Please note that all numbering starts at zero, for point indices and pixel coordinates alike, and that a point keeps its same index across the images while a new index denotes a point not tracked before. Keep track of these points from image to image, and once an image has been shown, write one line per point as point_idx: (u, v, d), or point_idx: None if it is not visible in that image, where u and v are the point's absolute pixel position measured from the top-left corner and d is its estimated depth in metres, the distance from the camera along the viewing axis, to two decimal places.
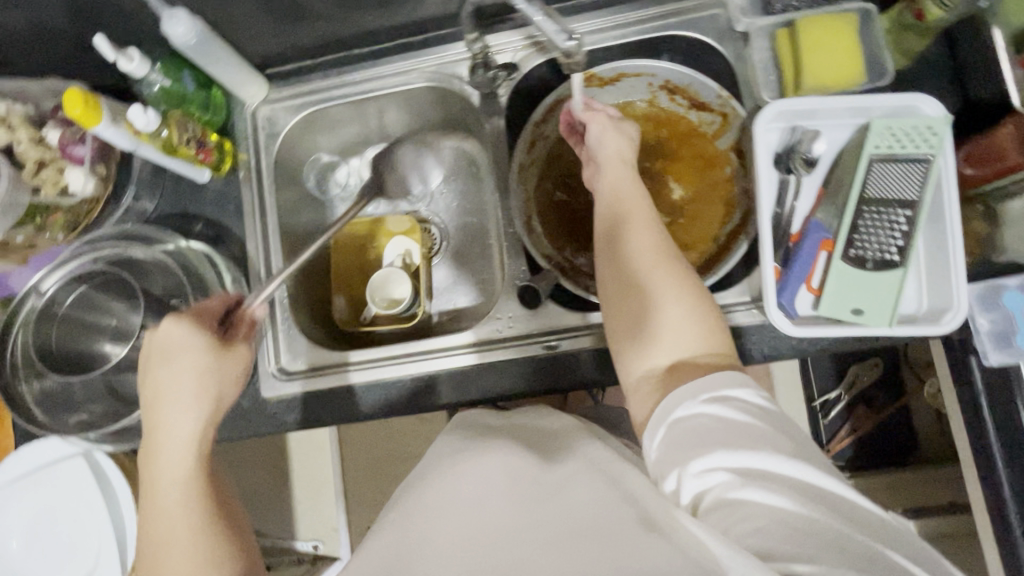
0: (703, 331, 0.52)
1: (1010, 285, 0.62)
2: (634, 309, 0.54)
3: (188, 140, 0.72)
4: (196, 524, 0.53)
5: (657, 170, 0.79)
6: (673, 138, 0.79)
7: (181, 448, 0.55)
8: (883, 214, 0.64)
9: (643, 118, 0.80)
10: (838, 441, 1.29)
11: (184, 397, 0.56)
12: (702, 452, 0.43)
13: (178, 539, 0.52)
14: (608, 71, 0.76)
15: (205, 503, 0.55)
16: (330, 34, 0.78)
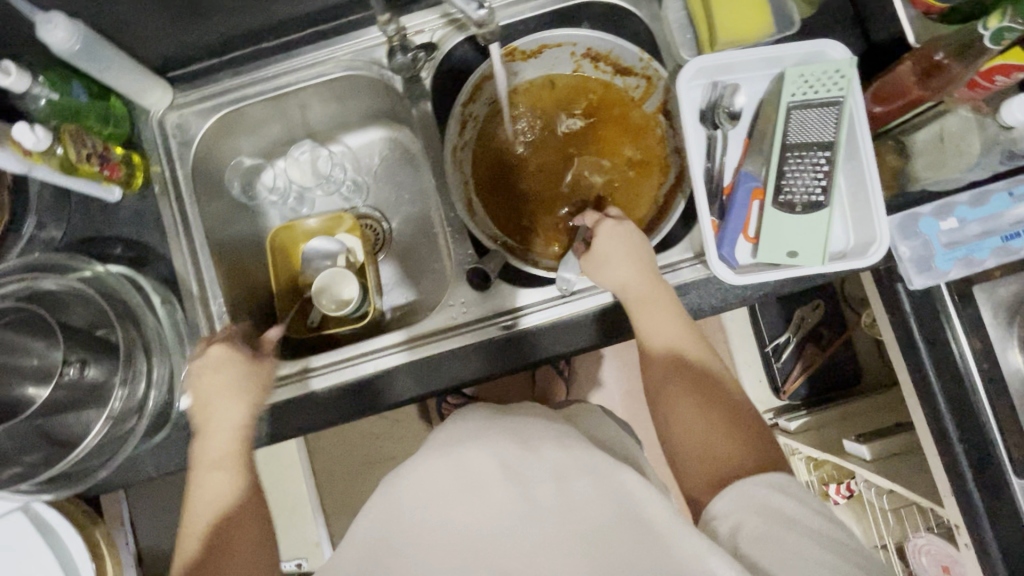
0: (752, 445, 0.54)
1: (925, 212, 0.66)
2: (684, 414, 0.58)
3: (89, 156, 0.66)
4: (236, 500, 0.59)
5: (591, 139, 0.79)
6: (602, 106, 0.79)
7: (226, 436, 0.63)
8: (805, 158, 0.66)
9: (571, 89, 0.80)
10: (792, 381, 1.34)
11: (230, 402, 0.63)
12: (756, 506, 0.46)
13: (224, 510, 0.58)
14: (529, 44, 0.74)
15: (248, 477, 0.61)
16: (235, 29, 0.73)
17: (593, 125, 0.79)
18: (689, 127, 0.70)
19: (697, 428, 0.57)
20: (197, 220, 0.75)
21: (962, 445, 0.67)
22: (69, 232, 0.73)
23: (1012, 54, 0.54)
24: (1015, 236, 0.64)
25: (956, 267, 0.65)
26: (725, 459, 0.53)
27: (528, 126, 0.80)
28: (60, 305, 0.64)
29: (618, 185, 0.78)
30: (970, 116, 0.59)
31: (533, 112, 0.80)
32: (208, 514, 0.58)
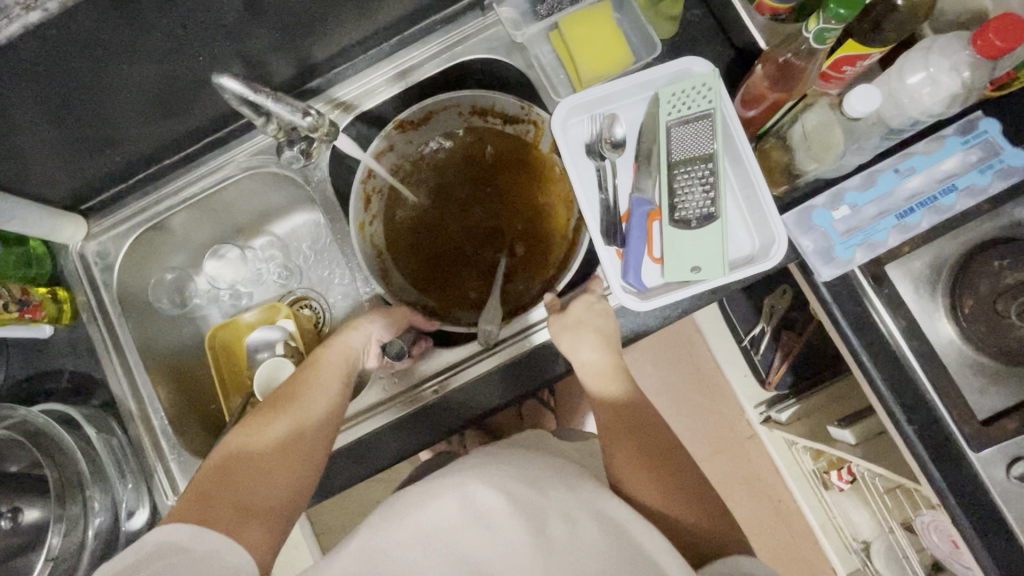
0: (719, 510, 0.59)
1: (819, 204, 0.66)
2: (663, 493, 0.58)
3: (5, 305, 0.69)
4: (290, 452, 0.60)
5: (499, 193, 0.83)
6: (502, 159, 0.83)
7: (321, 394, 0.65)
8: (690, 173, 0.66)
9: (470, 146, 0.83)
10: (775, 372, 1.28)
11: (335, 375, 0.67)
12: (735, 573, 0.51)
13: (273, 451, 0.59)
14: (414, 114, 0.77)
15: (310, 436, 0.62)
16: (136, 154, 0.77)
17: (497, 179, 0.83)
18: (575, 164, 0.71)
19: (676, 506, 0.58)
20: (130, 341, 0.78)
21: (912, 428, 0.65)
22: (10, 374, 0.75)
23: (848, 46, 0.54)
24: (910, 212, 0.63)
25: (861, 251, 0.64)
26: (698, 541, 0.56)
27: (438, 190, 0.84)
28: (2, 454, 0.66)
29: (527, 230, 0.82)
30: (826, 109, 0.59)
31: (439, 175, 0.84)
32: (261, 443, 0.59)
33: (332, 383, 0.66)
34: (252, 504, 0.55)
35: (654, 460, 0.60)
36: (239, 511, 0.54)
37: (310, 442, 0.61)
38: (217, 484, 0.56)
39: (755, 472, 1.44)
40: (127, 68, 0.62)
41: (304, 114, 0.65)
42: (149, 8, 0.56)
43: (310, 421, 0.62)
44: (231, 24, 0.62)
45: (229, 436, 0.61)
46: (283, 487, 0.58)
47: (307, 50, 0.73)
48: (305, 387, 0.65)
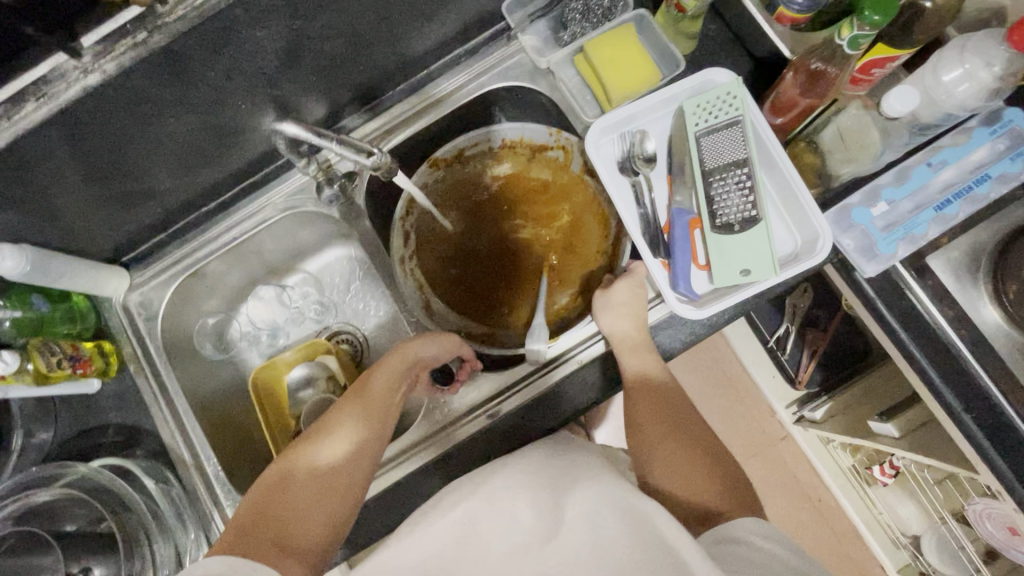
0: (729, 480, 0.59)
1: (855, 201, 0.67)
2: (671, 471, 0.60)
3: (59, 361, 0.69)
4: (332, 483, 0.59)
5: (532, 217, 0.85)
6: (527, 182, 0.85)
7: (367, 425, 0.64)
8: (726, 179, 0.68)
9: (495, 171, 0.85)
10: (805, 370, 1.27)
11: (382, 403, 0.66)
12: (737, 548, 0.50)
13: (316, 481, 0.58)
14: (448, 152, 0.80)
15: (355, 469, 0.60)
16: (175, 203, 0.78)
17: (524, 201, 0.86)
18: (611, 182, 0.73)
19: (678, 471, 0.60)
20: (178, 388, 0.77)
21: (971, 415, 0.65)
22: (59, 432, 0.75)
23: (877, 50, 0.57)
24: (947, 203, 0.64)
25: (903, 246, 0.65)
26: (699, 503, 0.58)
27: (467, 217, 0.85)
28: (57, 513, 0.67)
29: (559, 248, 0.83)
30: (859, 110, 0.63)
31: (467, 203, 0.85)
32: (303, 471, 0.59)
33: (374, 415, 0.65)
34: (289, 540, 0.54)
35: (665, 429, 0.63)
36: (275, 545, 0.53)
37: (350, 478, 0.60)
38: (255, 517, 0.55)
39: (792, 473, 1.43)
40: (173, 121, 0.63)
41: (367, 154, 0.67)
42: (199, 62, 0.57)
43: (349, 456, 0.61)
44: (272, 71, 0.64)
45: (265, 471, 0.60)
46: (322, 524, 0.56)
47: (340, 91, 0.75)
48: (346, 420, 0.64)
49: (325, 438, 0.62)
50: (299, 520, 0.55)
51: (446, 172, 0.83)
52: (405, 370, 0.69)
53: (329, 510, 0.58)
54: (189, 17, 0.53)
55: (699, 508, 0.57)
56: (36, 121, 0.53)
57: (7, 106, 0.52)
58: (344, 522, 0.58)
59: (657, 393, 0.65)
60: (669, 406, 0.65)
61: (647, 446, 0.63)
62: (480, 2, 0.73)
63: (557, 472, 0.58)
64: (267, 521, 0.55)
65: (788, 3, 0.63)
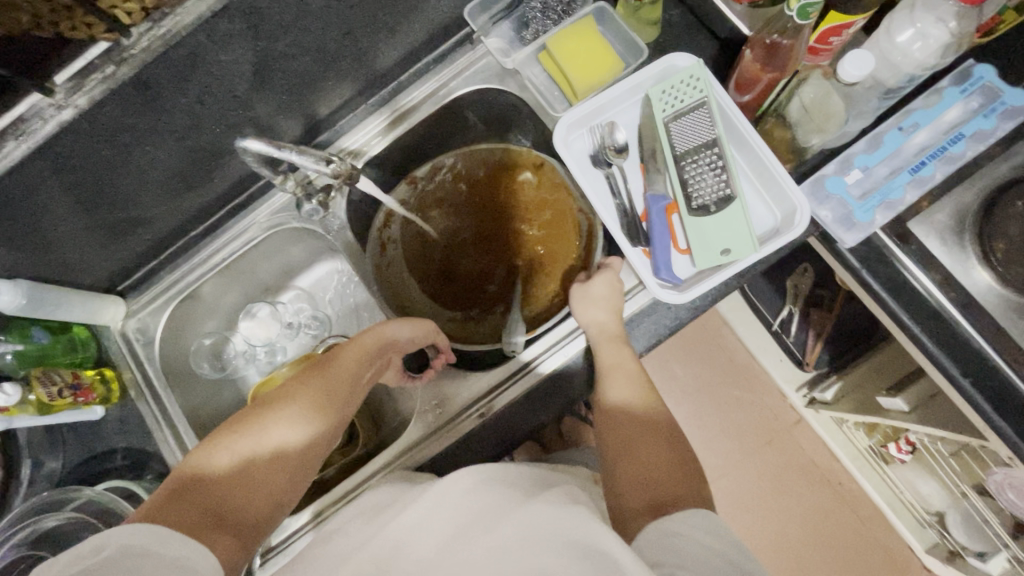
0: (694, 491, 0.54)
1: (829, 172, 0.67)
2: (627, 448, 0.58)
3: (60, 390, 0.71)
4: (282, 460, 0.56)
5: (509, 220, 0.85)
6: (507, 183, 0.85)
7: (328, 403, 0.62)
8: (697, 161, 0.68)
9: (474, 174, 0.86)
10: (811, 352, 1.27)
11: (346, 383, 0.64)
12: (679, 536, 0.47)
13: (265, 455, 0.56)
14: (426, 172, 0.85)
15: (307, 449, 0.59)
16: (163, 229, 0.80)
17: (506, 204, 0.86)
18: (585, 175, 0.73)
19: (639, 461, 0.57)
20: (178, 409, 0.79)
21: (969, 379, 0.64)
22: (67, 460, 0.77)
23: (830, 18, 0.56)
24: (922, 165, 0.63)
25: (880, 213, 0.64)
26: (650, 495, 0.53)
27: (451, 222, 0.86)
28: (65, 538, 0.68)
29: (542, 246, 0.84)
30: (821, 80, 0.62)
31: (450, 209, 0.87)
32: (252, 444, 0.56)
33: (337, 395, 0.63)
34: (227, 514, 0.52)
35: (631, 417, 0.61)
36: (213, 519, 0.50)
37: (302, 458, 0.58)
38: (192, 485, 0.52)
39: (809, 458, 1.40)
40: (151, 149, 0.66)
41: (328, 161, 0.68)
42: (168, 90, 0.59)
43: (304, 436, 0.58)
44: (242, 93, 0.66)
45: (210, 435, 0.57)
46: (264, 501, 0.55)
47: (313, 107, 0.77)
48: (307, 395, 0.61)
49: (283, 410, 0.59)
50: (242, 495, 0.53)
51: (429, 184, 0.86)
52: (375, 353, 0.68)
53: (271, 487, 0.55)
54: (153, 47, 0.55)
55: (650, 499, 0.53)
56: (17, 158, 0.56)
57: None
58: (284, 502, 0.57)
59: (633, 381, 0.64)
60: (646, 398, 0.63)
61: (616, 434, 0.60)
62: (441, 9, 0.75)
63: (524, 479, 0.58)
64: (206, 491, 0.52)
65: None
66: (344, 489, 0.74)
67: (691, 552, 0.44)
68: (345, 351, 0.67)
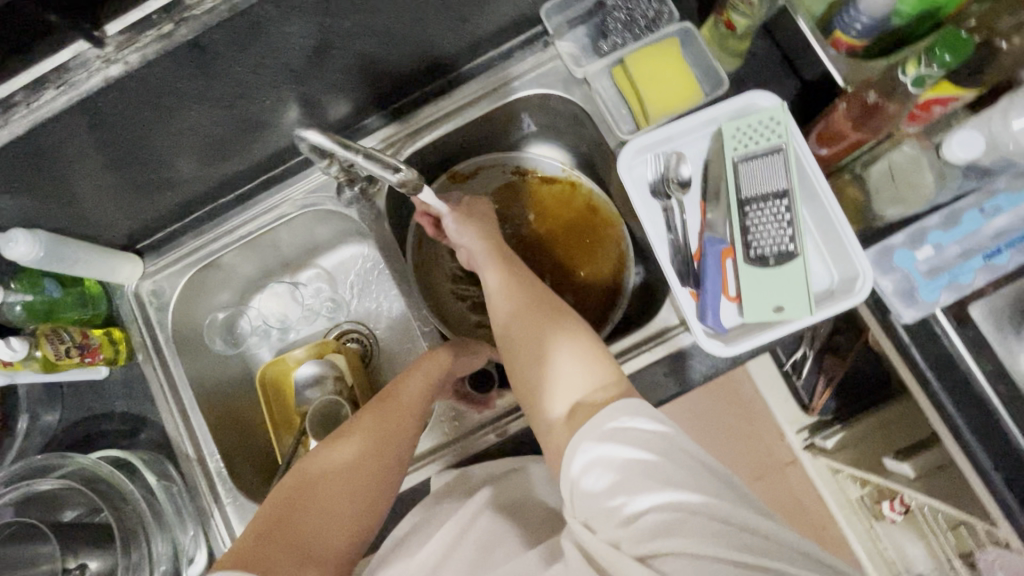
0: (603, 364, 0.53)
1: (899, 243, 0.64)
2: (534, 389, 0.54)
3: (68, 349, 0.68)
4: (362, 489, 0.55)
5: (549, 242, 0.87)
6: (557, 202, 0.87)
7: (404, 430, 0.60)
8: (764, 210, 0.65)
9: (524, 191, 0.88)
10: (820, 398, 1.26)
11: (421, 410, 0.62)
12: (637, 491, 0.42)
13: (347, 485, 0.55)
14: (488, 160, 0.86)
15: (387, 477, 0.57)
16: (191, 193, 0.76)
17: (571, 225, 0.87)
18: (641, 204, 0.70)
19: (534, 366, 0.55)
20: (184, 380, 0.76)
21: (1000, 475, 0.63)
22: (65, 416, 0.75)
23: (940, 88, 0.53)
24: (998, 252, 0.61)
25: (946, 293, 0.62)
26: (567, 400, 0.52)
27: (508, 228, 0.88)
28: (59, 501, 0.67)
29: (591, 268, 0.85)
30: (915, 148, 0.59)
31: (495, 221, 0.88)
32: (334, 475, 0.55)
33: (405, 415, 0.61)
34: (316, 551, 0.51)
35: (524, 345, 0.57)
36: (301, 556, 0.50)
37: (378, 484, 0.56)
38: (275, 526, 0.51)
39: (795, 497, 1.40)
40: (194, 114, 0.61)
41: (392, 169, 0.61)
42: (225, 57, 0.55)
43: (379, 462, 0.57)
44: (299, 68, 0.62)
45: (288, 471, 0.56)
46: (347, 536, 0.53)
47: (366, 89, 0.72)
48: (375, 421, 0.60)
49: (359, 440, 0.58)
50: (327, 528, 0.52)
51: (500, 182, 0.88)
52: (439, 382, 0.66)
53: (353, 518, 0.54)
54: (217, 11, 0.50)
55: (569, 401, 0.52)
56: (56, 109, 0.52)
57: (26, 94, 0.51)
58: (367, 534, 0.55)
59: (519, 317, 0.60)
60: (532, 298, 0.61)
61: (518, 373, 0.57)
62: (517, 3, 0.70)
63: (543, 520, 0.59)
64: (292, 525, 0.52)
65: (844, 28, 0.61)
66: None
67: (668, 515, 0.41)
68: (409, 373, 0.65)
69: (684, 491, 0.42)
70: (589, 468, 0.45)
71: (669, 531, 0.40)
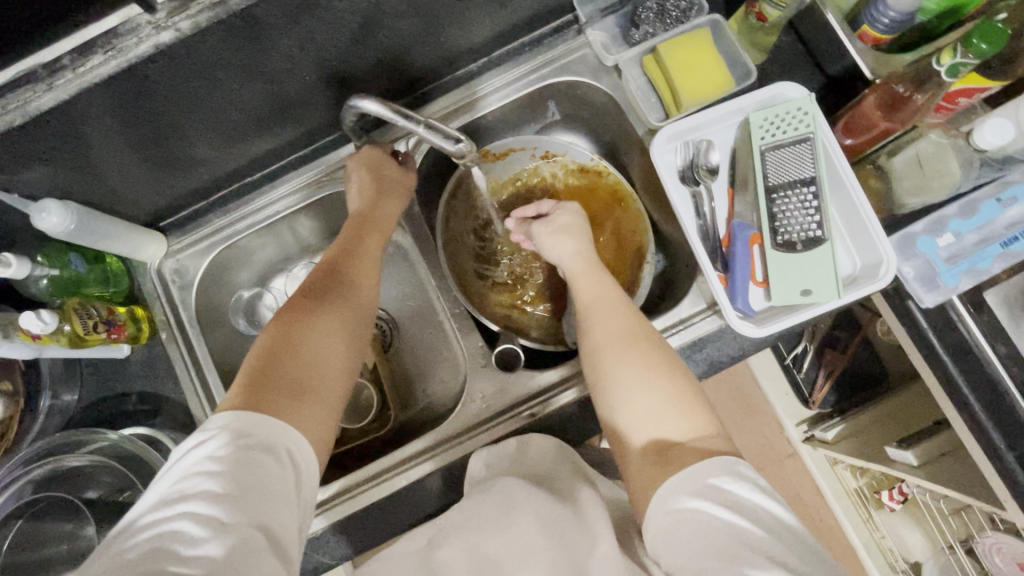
0: (698, 406, 0.56)
1: (919, 231, 0.66)
2: (626, 398, 0.57)
3: (94, 325, 0.66)
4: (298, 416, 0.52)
5: None
6: (585, 191, 0.89)
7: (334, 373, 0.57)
8: (792, 197, 0.68)
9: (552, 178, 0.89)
10: (819, 391, 1.32)
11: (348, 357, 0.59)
12: (723, 551, 0.45)
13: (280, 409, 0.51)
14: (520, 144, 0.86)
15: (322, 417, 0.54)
16: (220, 171, 0.76)
17: (596, 213, 0.88)
18: (671, 190, 0.72)
19: (626, 399, 0.56)
20: (209, 360, 0.75)
21: (1012, 454, 0.65)
22: (84, 395, 0.73)
23: (969, 79, 0.56)
24: (1013, 240, 0.64)
25: (967, 278, 0.64)
26: (656, 441, 0.54)
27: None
28: (82, 481, 0.66)
29: (615, 256, 0.87)
30: (940, 137, 0.62)
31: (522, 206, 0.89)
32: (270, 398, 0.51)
33: (364, 290, 0.65)
34: (306, 380, 0.54)
35: (621, 350, 0.59)
36: (295, 387, 0.53)
37: (353, 332, 0.61)
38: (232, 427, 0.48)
39: (792, 489, 1.43)
40: (237, 88, 0.61)
41: (455, 140, 0.65)
42: (276, 30, 0.55)
43: (350, 320, 0.61)
44: (342, 45, 0.62)
45: (267, 325, 0.57)
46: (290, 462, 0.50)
47: (400, 71, 0.73)
48: (335, 281, 0.63)
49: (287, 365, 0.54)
50: (313, 359, 0.55)
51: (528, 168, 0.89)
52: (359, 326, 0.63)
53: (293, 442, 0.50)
54: None
55: (658, 441, 0.54)
56: (104, 75, 0.51)
57: (74, 58, 0.50)
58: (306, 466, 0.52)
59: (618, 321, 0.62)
60: (631, 325, 0.61)
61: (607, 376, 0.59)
62: None
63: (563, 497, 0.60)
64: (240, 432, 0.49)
65: (873, 22, 0.63)
66: (375, 468, 0.72)
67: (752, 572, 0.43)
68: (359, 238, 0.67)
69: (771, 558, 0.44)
70: (676, 520, 0.48)
71: None
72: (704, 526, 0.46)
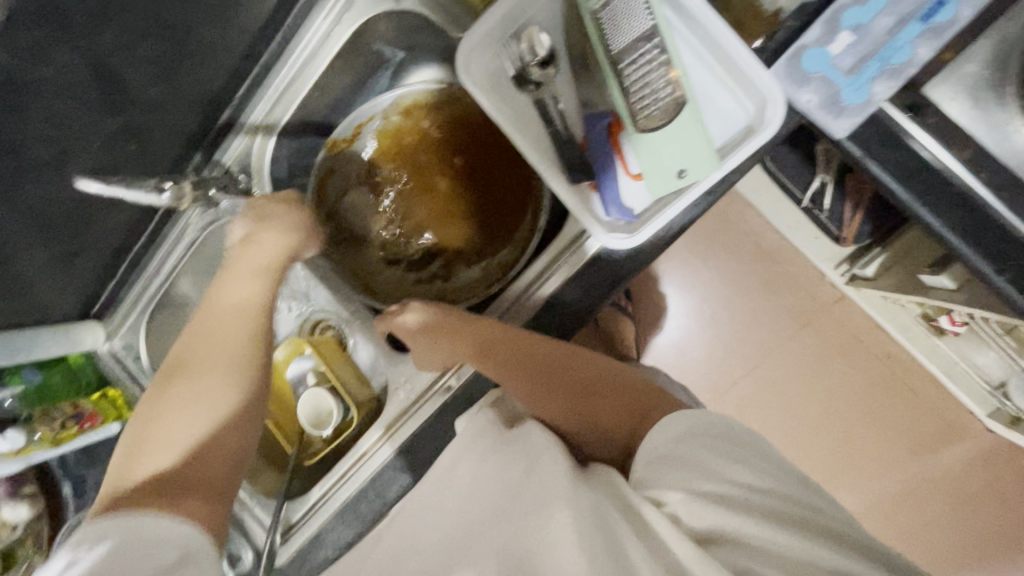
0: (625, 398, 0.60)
1: (814, 39, 0.52)
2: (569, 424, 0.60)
3: (63, 423, 0.77)
4: (220, 406, 0.53)
5: (456, 174, 0.81)
6: (456, 129, 0.80)
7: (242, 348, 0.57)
8: (638, 61, 0.54)
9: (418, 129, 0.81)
10: (849, 225, 1.06)
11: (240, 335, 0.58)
12: (688, 475, 0.47)
13: (204, 408, 0.52)
14: (367, 112, 0.79)
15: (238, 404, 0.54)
16: (104, 249, 0.78)
17: (477, 147, 0.81)
18: (507, 106, 0.62)
19: (580, 414, 0.60)
20: None
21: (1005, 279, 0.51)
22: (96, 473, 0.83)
23: None
24: (937, 6, 0.49)
25: (880, 83, 0.51)
26: (619, 430, 0.58)
27: (419, 173, 0.82)
28: None
29: (507, 187, 0.80)
30: None
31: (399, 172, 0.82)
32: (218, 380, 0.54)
33: (238, 337, 0.58)
34: (216, 374, 0.55)
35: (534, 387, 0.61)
36: (215, 369, 0.55)
37: (251, 307, 0.61)
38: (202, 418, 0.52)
39: (853, 335, 1.26)
40: (32, 187, 0.60)
41: (160, 189, 0.64)
42: (8, 125, 0.52)
43: (229, 364, 0.56)
44: (98, 101, 0.59)
45: (195, 358, 0.56)
46: (226, 460, 0.51)
47: (195, 88, 0.68)
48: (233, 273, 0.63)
49: (211, 358, 0.56)
50: (222, 353, 0.56)
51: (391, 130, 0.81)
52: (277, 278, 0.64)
53: (227, 434, 0.52)
54: None
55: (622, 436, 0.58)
56: None
57: None
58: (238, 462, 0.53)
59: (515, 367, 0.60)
60: (529, 364, 0.60)
61: (546, 412, 0.61)
62: None
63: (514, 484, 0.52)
64: (166, 432, 0.51)
65: None
66: (339, 472, 0.75)
67: (720, 492, 0.45)
68: (235, 283, 0.61)
69: (727, 478, 0.46)
70: (654, 466, 0.50)
71: (717, 498, 0.45)
72: (685, 464, 0.48)
